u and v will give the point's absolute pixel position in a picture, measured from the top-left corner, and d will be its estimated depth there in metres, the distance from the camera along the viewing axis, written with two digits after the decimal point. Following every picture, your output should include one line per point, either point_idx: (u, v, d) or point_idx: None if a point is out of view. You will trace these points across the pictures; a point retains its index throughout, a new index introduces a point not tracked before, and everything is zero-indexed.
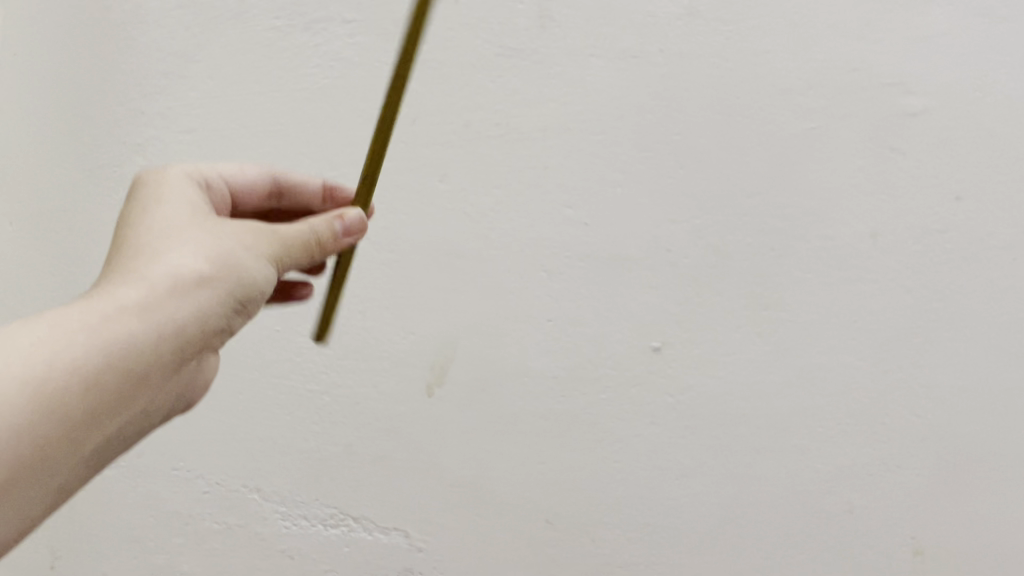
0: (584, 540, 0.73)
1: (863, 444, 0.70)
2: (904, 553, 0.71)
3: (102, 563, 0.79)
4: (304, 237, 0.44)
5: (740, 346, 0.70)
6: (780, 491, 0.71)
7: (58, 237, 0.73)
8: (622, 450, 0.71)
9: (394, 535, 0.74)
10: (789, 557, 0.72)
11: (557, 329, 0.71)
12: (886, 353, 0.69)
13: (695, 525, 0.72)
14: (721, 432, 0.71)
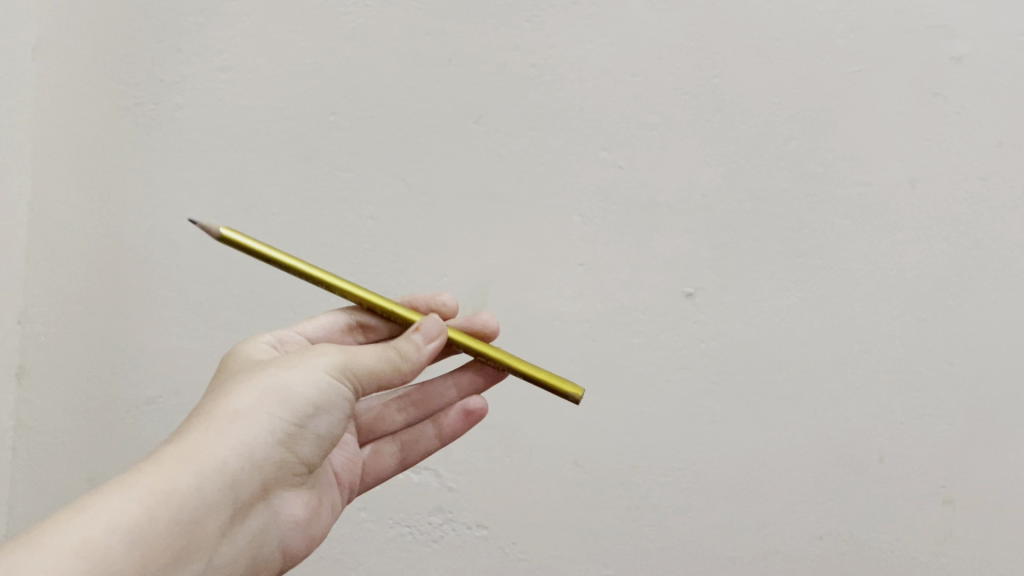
0: (614, 484, 0.72)
1: (894, 392, 0.70)
2: (934, 504, 0.70)
3: None
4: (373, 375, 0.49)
5: (775, 292, 0.69)
6: (810, 436, 0.71)
7: (97, 171, 0.73)
8: (653, 395, 0.71)
9: (424, 475, 0.74)
10: (818, 504, 0.71)
11: (590, 273, 0.70)
12: (921, 302, 0.69)
13: (724, 469, 0.72)
14: (753, 378, 0.70)
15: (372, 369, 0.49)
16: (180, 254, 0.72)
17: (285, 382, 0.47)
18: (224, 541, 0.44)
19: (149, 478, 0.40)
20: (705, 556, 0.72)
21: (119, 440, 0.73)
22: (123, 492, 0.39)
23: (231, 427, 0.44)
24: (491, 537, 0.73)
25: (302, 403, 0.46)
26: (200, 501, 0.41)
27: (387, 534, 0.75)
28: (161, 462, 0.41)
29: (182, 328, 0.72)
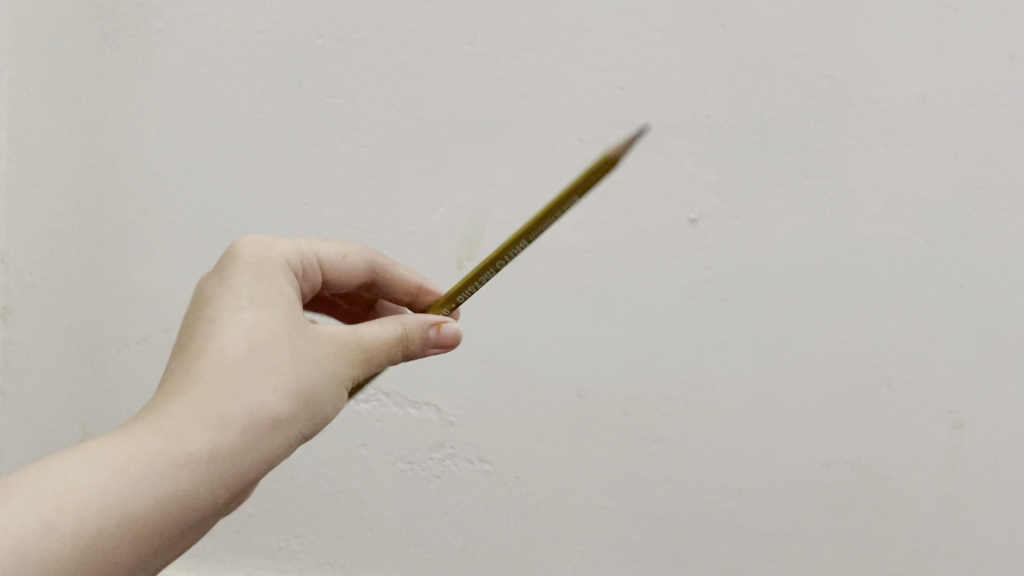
0: (616, 415, 0.71)
1: (903, 316, 0.68)
2: (943, 428, 0.69)
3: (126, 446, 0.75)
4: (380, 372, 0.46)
5: (781, 215, 0.67)
6: (817, 362, 0.69)
7: (76, 103, 0.70)
8: (656, 324, 0.70)
9: (425, 411, 0.72)
10: (825, 430, 0.70)
11: (590, 200, 0.68)
12: (932, 222, 0.66)
13: (728, 397, 0.70)
14: (757, 303, 0.69)
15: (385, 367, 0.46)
16: (167, 188, 0.70)
17: (316, 382, 0.42)
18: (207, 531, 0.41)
19: (158, 477, 0.35)
20: (708, 485, 0.72)
21: (112, 380, 0.72)
22: (129, 496, 0.34)
23: (257, 421, 0.39)
24: (494, 472, 0.72)
25: (320, 409, 0.42)
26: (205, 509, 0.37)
27: (389, 472, 0.73)
28: (177, 454, 0.36)
29: (171, 265, 0.70)
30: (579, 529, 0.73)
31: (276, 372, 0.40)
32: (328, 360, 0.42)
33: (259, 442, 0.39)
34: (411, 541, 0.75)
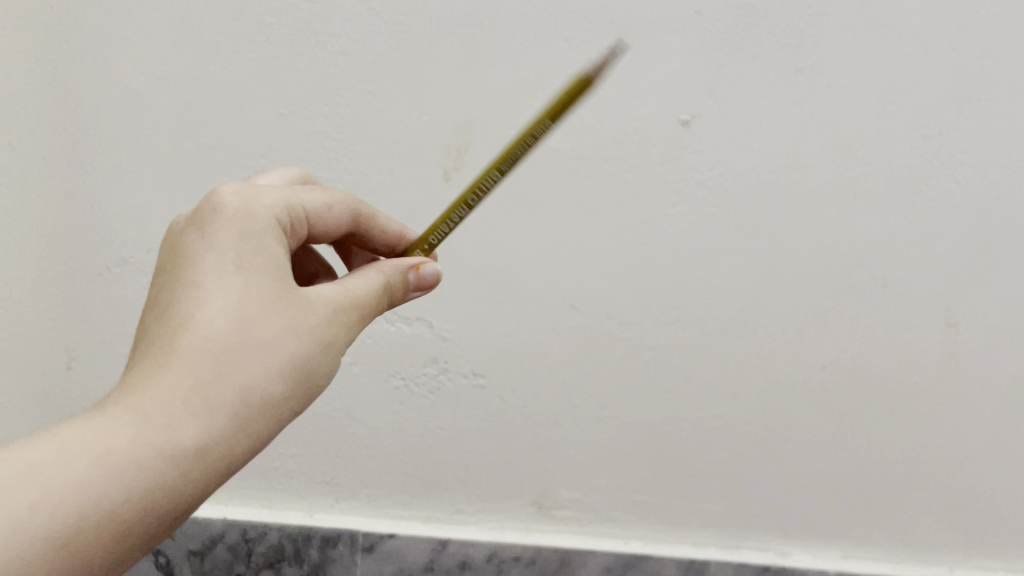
0: (610, 325, 0.70)
1: (897, 215, 0.67)
2: (938, 328, 0.68)
3: (106, 377, 0.71)
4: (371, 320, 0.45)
5: (774, 114, 0.65)
6: (812, 264, 0.68)
7: (15, 10, 0.63)
8: (650, 231, 0.67)
9: (416, 326, 0.71)
10: (819, 333, 0.69)
11: (581, 104, 0.65)
12: (927, 117, 0.64)
13: (724, 304, 0.69)
14: (751, 207, 0.67)
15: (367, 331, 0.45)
16: (130, 104, 0.65)
17: (308, 362, 0.40)
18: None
19: (154, 470, 0.33)
20: (703, 392, 0.71)
21: (94, 305, 0.68)
22: (127, 492, 0.32)
23: (250, 404, 0.37)
24: (488, 386, 0.72)
25: (312, 385, 0.41)
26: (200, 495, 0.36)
27: (382, 389, 0.73)
28: (172, 442, 0.34)
29: (146, 184, 0.66)
30: (575, 439, 0.73)
31: (270, 339, 0.38)
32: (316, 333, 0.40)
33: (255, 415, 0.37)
34: (408, 458, 0.74)
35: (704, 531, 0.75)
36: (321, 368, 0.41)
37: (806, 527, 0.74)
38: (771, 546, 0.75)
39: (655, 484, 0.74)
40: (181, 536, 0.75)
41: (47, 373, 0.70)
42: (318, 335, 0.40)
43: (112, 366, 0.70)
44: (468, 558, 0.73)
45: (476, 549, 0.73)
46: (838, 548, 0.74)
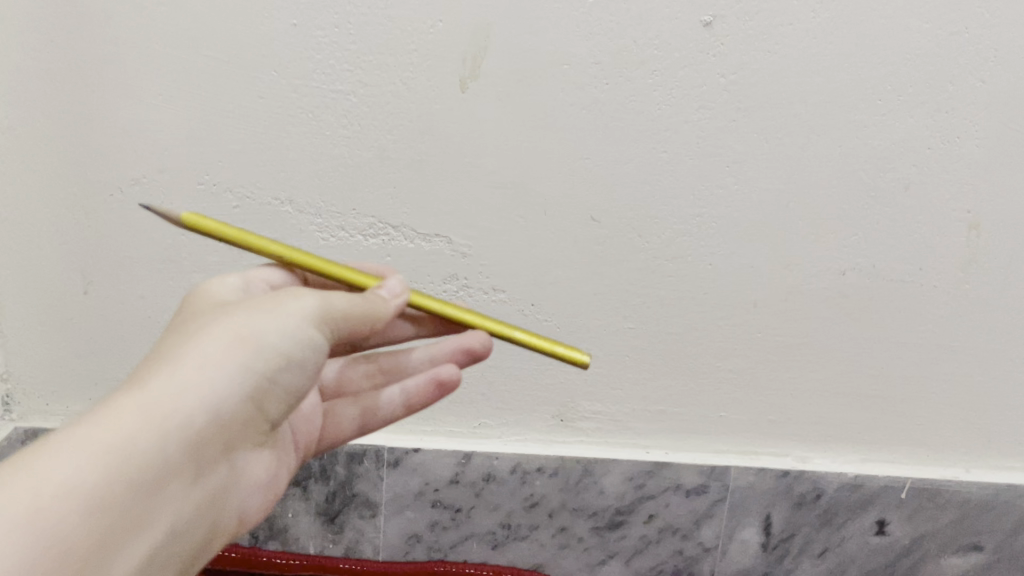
0: (633, 236, 0.69)
1: (922, 115, 0.65)
2: (960, 230, 0.68)
3: (125, 299, 0.70)
4: (355, 312, 0.44)
5: (799, 13, 0.62)
6: (835, 169, 0.66)
7: None
8: (672, 138, 0.65)
9: (436, 243, 0.69)
10: (842, 240, 0.68)
11: (600, 7, 0.62)
12: (956, 12, 0.62)
13: (747, 212, 0.68)
14: (774, 111, 0.65)
15: (351, 315, 0.44)
16: (127, 16, 0.61)
17: (254, 332, 0.40)
18: (181, 513, 0.38)
19: (92, 439, 0.33)
20: (726, 301, 0.71)
21: (111, 225, 0.67)
22: (61, 454, 0.32)
23: (191, 382, 0.37)
24: (509, 301, 0.71)
25: (279, 353, 0.41)
26: (155, 469, 0.35)
27: None
28: (111, 415, 0.34)
29: (153, 101, 0.64)
30: (596, 352, 0.73)
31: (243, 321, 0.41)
32: (268, 310, 0.42)
33: (231, 386, 0.39)
34: None
35: (723, 439, 0.75)
36: (312, 336, 0.42)
37: (825, 432, 0.75)
38: (790, 451, 0.76)
39: (676, 393, 0.74)
40: None
41: (64, 297, 0.70)
42: (287, 315, 0.42)
43: (129, 288, 0.69)
44: (492, 471, 0.75)
45: (501, 461, 0.74)
46: (856, 452, 0.75)
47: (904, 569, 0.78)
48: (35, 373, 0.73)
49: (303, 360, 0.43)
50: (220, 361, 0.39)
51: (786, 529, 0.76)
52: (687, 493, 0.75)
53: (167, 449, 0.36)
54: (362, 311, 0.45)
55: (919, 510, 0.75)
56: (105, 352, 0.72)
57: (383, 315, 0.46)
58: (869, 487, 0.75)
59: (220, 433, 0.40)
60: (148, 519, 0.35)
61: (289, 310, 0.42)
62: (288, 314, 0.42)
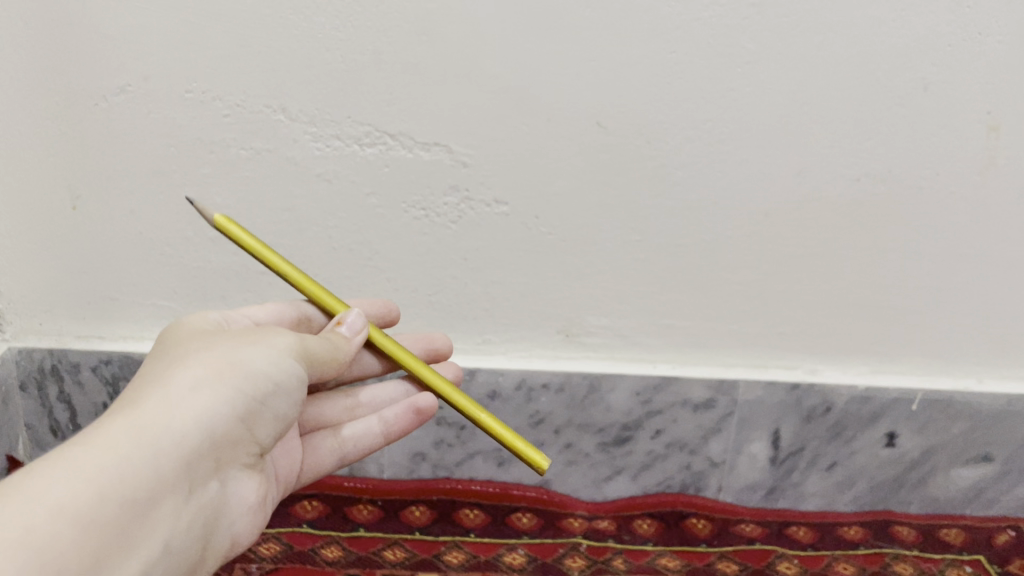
0: (641, 143, 0.65)
1: (944, 11, 0.61)
2: (979, 133, 0.65)
3: (115, 214, 0.67)
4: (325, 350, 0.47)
5: None
6: (853, 70, 0.63)
7: None
8: (681, 37, 0.62)
9: (435, 152, 0.66)
10: (859, 145, 0.65)
11: None
12: None
13: (760, 116, 0.64)
14: (789, 7, 0.61)
15: (323, 359, 0.47)
16: None
17: (246, 358, 0.43)
18: (180, 531, 0.38)
19: (85, 464, 0.34)
20: (737, 211, 0.68)
21: (97, 137, 0.65)
22: (56, 480, 0.33)
23: (180, 409, 0.39)
24: (513, 214, 0.68)
25: (260, 379, 0.43)
26: (152, 486, 0.36)
27: (401, 220, 0.68)
28: (101, 443, 0.35)
29: (133, 3, 0.60)
30: (603, 266, 0.70)
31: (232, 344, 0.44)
32: (252, 341, 0.44)
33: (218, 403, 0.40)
34: (433, 290, 0.72)
35: (733, 352, 0.74)
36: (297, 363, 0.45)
37: (836, 345, 0.73)
38: (800, 364, 0.74)
39: (684, 308, 0.72)
40: None
41: (51, 214, 0.68)
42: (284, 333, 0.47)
43: (119, 203, 0.67)
44: (497, 388, 0.74)
45: (506, 378, 0.73)
46: (867, 364, 0.74)
47: (913, 482, 0.77)
48: (26, 292, 0.71)
49: (284, 386, 0.44)
50: (198, 387, 0.40)
51: (795, 443, 0.76)
52: (695, 408, 0.74)
53: (151, 463, 0.36)
54: (336, 348, 0.48)
55: (929, 422, 0.74)
56: (97, 270, 0.70)
57: (347, 354, 0.49)
58: (880, 399, 0.73)
59: (212, 456, 0.41)
60: (138, 536, 0.35)
61: (272, 344, 0.45)
62: (274, 345, 0.44)
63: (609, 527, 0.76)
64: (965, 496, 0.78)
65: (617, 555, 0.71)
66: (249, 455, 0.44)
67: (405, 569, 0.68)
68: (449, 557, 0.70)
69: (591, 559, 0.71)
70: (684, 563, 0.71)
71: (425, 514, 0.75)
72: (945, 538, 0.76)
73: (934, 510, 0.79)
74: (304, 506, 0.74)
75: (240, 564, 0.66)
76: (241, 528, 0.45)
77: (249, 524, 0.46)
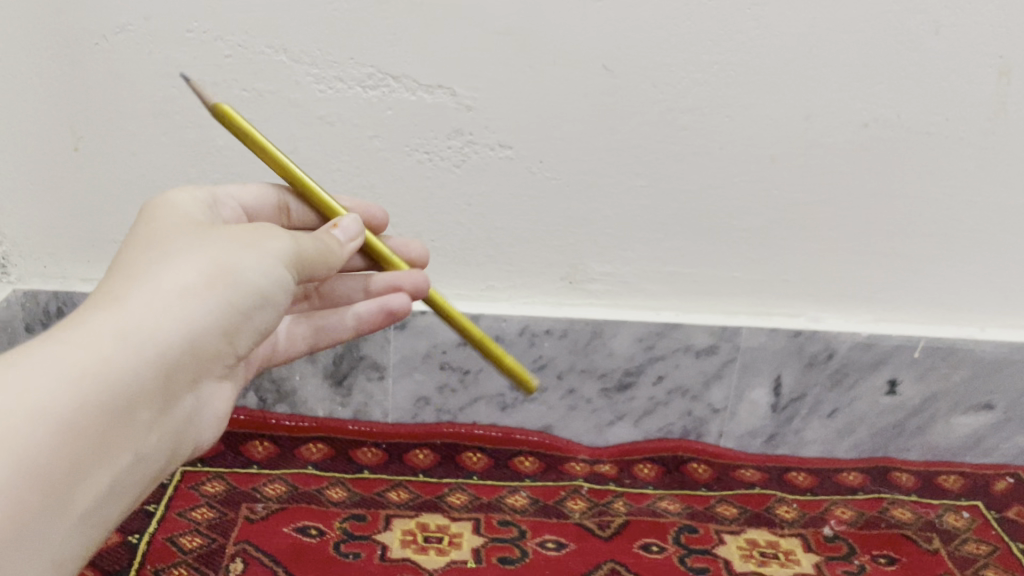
0: (647, 87, 0.65)
1: None
2: (990, 78, 0.64)
3: (117, 155, 0.67)
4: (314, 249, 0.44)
5: None
6: (863, 11, 0.62)
7: None
8: None
9: (438, 95, 0.65)
10: (868, 89, 0.64)
11: None
12: None
13: (767, 59, 0.63)
14: None
15: (312, 258, 0.43)
16: None
17: (236, 262, 0.39)
18: (153, 434, 0.36)
19: (62, 358, 0.32)
20: (743, 156, 0.67)
21: (99, 77, 0.64)
22: (36, 378, 0.31)
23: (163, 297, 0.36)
24: (516, 158, 0.68)
25: (249, 288, 0.39)
26: (134, 382, 0.34)
27: (404, 164, 0.68)
28: (75, 338, 0.33)
29: None
30: (607, 212, 0.70)
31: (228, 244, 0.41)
32: (248, 242, 0.41)
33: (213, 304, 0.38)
34: (436, 236, 0.71)
35: (736, 300, 0.74)
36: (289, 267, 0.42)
37: (840, 292, 0.73)
38: (803, 312, 0.74)
39: (688, 254, 0.72)
40: None
41: (54, 155, 0.67)
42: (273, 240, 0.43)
43: (121, 145, 0.67)
44: (500, 333, 0.74)
45: (509, 324, 0.73)
46: (870, 312, 0.74)
47: (913, 429, 0.78)
48: (30, 235, 0.71)
49: (276, 292, 0.41)
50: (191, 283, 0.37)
51: (796, 389, 0.76)
52: (697, 354, 0.75)
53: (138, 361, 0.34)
54: (322, 248, 0.44)
55: (931, 369, 0.75)
56: (100, 212, 0.70)
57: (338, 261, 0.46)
58: (882, 347, 0.74)
59: (191, 367, 0.38)
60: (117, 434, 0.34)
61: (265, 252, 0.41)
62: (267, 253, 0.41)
63: (610, 471, 0.77)
64: (965, 443, 0.79)
65: (618, 497, 0.72)
66: (228, 363, 0.41)
67: (409, 510, 0.69)
68: (452, 498, 0.70)
69: (592, 501, 0.71)
70: (685, 506, 0.72)
71: (428, 457, 0.76)
72: (944, 484, 0.76)
73: (934, 457, 0.79)
74: (310, 449, 0.75)
75: (246, 503, 0.68)
76: (207, 433, 0.43)
77: (214, 426, 0.44)
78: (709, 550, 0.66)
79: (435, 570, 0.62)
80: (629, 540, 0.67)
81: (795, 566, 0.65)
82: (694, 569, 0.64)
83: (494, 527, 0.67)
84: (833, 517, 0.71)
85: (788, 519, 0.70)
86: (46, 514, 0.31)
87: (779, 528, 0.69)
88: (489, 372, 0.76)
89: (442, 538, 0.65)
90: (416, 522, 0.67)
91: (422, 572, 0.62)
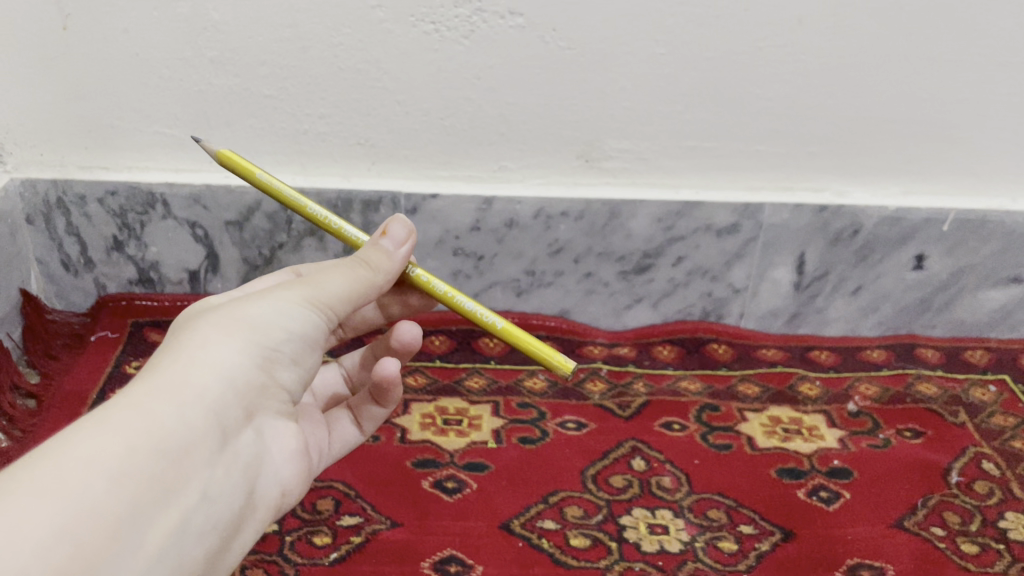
0: None
1: None
2: None
3: (106, 33, 0.64)
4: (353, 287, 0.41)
5: None
6: None
7: None
8: None
9: None
10: None
11: None
12: None
13: None
14: None
15: (349, 296, 0.41)
16: None
17: (253, 312, 0.38)
18: (218, 480, 0.35)
19: (109, 420, 0.31)
20: (771, 19, 0.63)
21: None
22: (84, 437, 0.30)
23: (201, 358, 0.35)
24: (528, 26, 0.64)
25: (270, 328, 0.38)
26: (181, 433, 0.33)
27: (410, 36, 0.64)
28: (121, 398, 0.32)
29: None
30: (624, 83, 0.67)
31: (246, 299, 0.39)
32: (262, 294, 0.39)
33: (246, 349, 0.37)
34: (445, 113, 0.68)
35: (759, 176, 0.71)
36: (315, 299, 0.40)
37: (867, 164, 0.70)
38: (828, 187, 0.72)
39: (709, 127, 0.69)
40: (215, 205, 0.71)
41: (41, 33, 0.64)
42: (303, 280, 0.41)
43: (111, 22, 0.63)
44: (514, 216, 0.72)
45: (523, 207, 0.71)
46: (898, 185, 0.72)
47: (939, 305, 0.76)
48: (23, 122, 0.68)
49: (306, 327, 0.39)
50: (220, 337, 0.36)
51: (819, 266, 0.74)
52: (718, 233, 0.72)
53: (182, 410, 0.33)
54: (363, 280, 0.42)
55: (960, 243, 0.73)
56: (94, 96, 0.67)
57: (387, 276, 0.43)
58: (910, 221, 0.71)
59: (239, 413, 0.36)
60: (179, 481, 0.32)
61: (282, 297, 0.39)
62: (286, 298, 0.39)
63: (630, 352, 0.76)
64: (991, 318, 0.77)
65: (637, 378, 0.71)
66: (281, 404, 0.40)
67: (426, 394, 0.68)
68: (470, 383, 0.70)
69: (612, 382, 0.71)
70: (706, 385, 0.71)
71: (444, 343, 0.74)
72: (971, 358, 0.75)
73: (960, 333, 0.78)
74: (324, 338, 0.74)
75: None
76: (285, 478, 0.41)
77: (297, 474, 0.42)
78: (731, 427, 0.65)
79: (456, 451, 0.61)
80: (650, 419, 0.66)
81: (819, 440, 0.64)
82: (717, 445, 0.63)
83: (513, 408, 0.67)
84: (858, 393, 0.70)
85: (811, 396, 0.69)
86: (118, 559, 0.29)
87: (803, 405, 0.68)
88: (505, 258, 0.74)
89: (461, 420, 0.65)
90: (434, 406, 0.66)
91: (444, 453, 0.61)
